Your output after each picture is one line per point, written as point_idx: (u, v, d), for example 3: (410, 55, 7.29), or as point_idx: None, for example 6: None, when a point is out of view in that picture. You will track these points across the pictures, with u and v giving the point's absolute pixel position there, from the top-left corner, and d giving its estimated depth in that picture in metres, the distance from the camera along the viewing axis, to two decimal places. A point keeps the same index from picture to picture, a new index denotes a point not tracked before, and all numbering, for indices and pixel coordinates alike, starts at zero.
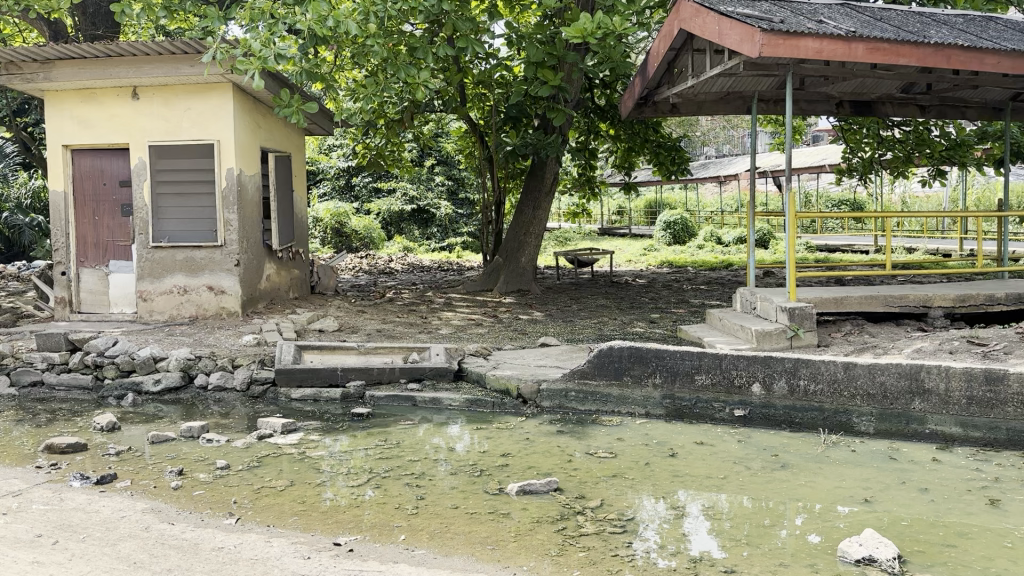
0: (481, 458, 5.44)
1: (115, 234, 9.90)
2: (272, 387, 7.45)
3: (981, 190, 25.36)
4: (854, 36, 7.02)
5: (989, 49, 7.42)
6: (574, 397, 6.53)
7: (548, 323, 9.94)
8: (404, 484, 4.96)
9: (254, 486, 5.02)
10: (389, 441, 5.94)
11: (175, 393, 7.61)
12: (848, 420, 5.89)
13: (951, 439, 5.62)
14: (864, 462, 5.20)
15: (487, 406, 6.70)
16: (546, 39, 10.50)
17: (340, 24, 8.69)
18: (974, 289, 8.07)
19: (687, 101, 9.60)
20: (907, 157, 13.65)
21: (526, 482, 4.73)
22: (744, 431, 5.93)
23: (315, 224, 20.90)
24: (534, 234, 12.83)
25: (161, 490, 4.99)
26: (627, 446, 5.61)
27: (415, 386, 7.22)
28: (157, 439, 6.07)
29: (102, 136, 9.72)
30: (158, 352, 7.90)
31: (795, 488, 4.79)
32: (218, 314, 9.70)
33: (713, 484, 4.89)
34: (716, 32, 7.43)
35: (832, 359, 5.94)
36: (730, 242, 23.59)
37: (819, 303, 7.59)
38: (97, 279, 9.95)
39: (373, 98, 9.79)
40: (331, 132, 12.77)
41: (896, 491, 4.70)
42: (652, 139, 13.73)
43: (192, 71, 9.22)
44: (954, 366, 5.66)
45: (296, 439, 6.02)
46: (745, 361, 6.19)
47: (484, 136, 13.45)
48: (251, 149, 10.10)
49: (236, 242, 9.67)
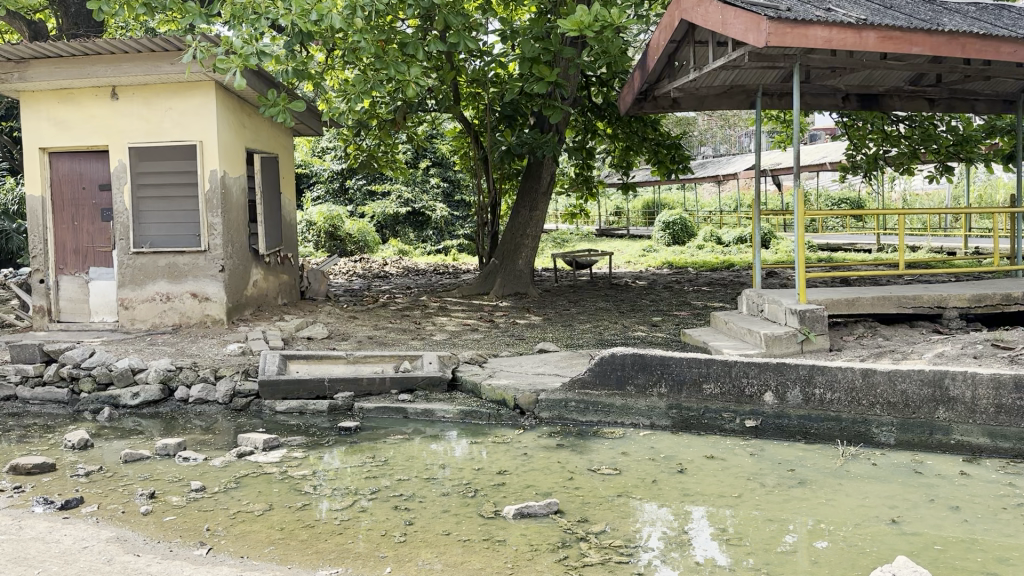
0: (475, 477, 5.06)
1: (96, 239, 9.52)
2: (256, 399, 7.08)
3: (983, 188, 25.05)
4: (865, 24, 6.65)
5: (1005, 37, 7.06)
6: (574, 408, 6.17)
7: (546, 328, 9.57)
8: (391, 507, 4.59)
9: (229, 510, 4.64)
10: (378, 458, 5.56)
11: (155, 406, 7.23)
12: (867, 430, 5.52)
13: (979, 451, 5.26)
14: (888, 477, 4.83)
15: (482, 418, 6.34)
16: (542, 34, 10.14)
17: (325, 19, 8.26)
18: (990, 288, 7.72)
19: (689, 96, 9.21)
20: (913, 153, 13.28)
21: (524, 504, 4.36)
22: (756, 443, 5.56)
23: (308, 227, 20.54)
24: (531, 236, 12.46)
25: (130, 516, 4.60)
26: (631, 461, 5.24)
27: (407, 397, 6.85)
28: (131, 458, 5.69)
29: (80, 137, 9.34)
30: (137, 363, 7.52)
31: (814, 508, 4.41)
32: (202, 322, 9.31)
33: (727, 503, 4.51)
34: (718, 22, 7.07)
35: (849, 366, 5.58)
36: (730, 241, 23.21)
37: (830, 305, 7.23)
38: (77, 287, 9.57)
39: (362, 96, 9.32)
40: (320, 133, 12.37)
41: (925, 510, 4.32)
42: (650, 137, 13.37)
43: (172, 69, 8.85)
44: (981, 372, 5.30)
45: (278, 456, 5.64)
46: (757, 369, 5.82)
47: (479, 135, 13.08)
48: (236, 150, 9.74)
49: (220, 246, 9.29)
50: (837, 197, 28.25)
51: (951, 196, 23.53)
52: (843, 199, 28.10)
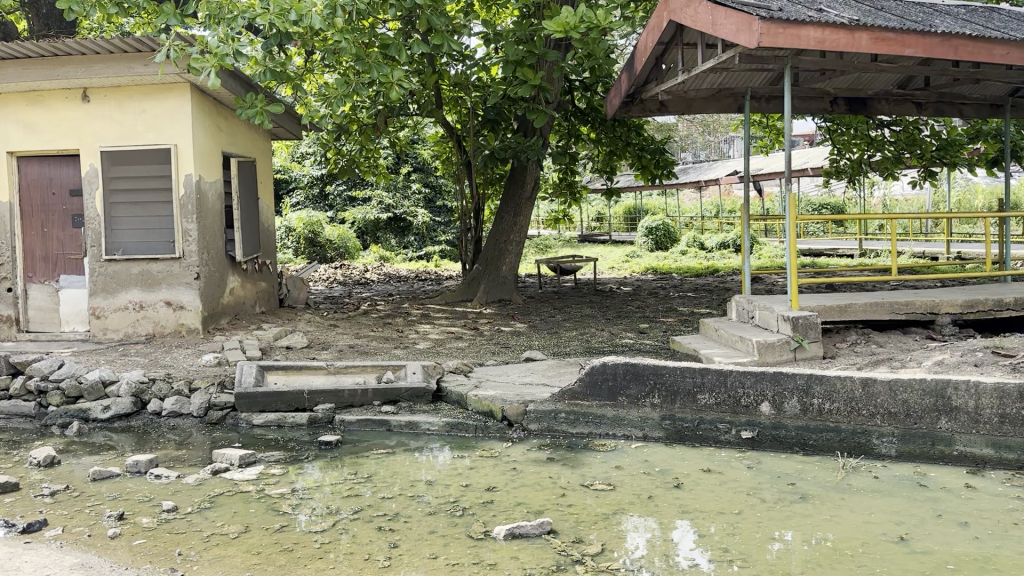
0: (463, 494, 4.83)
1: (66, 247, 9.20)
2: (232, 412, 6.82)
3: (962, 193, 25.17)
4: (859, 25, 6.51)
5: (998, 39, 6.95)
6: (564, 419, 5.97)
7: (532, 336, 9.37)
8: (375, 528, 4.35)
9: (203, 533, 4.38)
10: (361, 473, 5.32)
11: (127, 420, 6.94)
12: (867, 442, 5.37)
13: (982, 462, 5.12)
14: (892, 491, 4.66)
15: (469, 431, 6.11)
16: (526, 37, 9.90)
17: (304, 18, 8.00)
18: (982, 293, 7.64)
19: (677, 99, 9.04)
20: (897, 158, 13.22)
21: (516, 524, 4.15)
22: (752, 456, 5.39)
23: (288, 233, 20.21)
24: (514, 242, 12.23)
25: (96, 540, 4.33)
26: (625, 476, 5.04)
27: (390, 409, 6.62)
28: (99, 476, 5.42)
29: (50, 141, 9.02)
30: (107, 374, 7.23)
31: (818, 525, 4.23)
32: (177, 332, 9.02)
33: (728, 521, 4.32)
34: (708, 23, 6.92)
35: (848, 376, 5.42)
36: (714, 247, 23.09)
37: (823, 312, 7.08)
38: (47, 295, 9.24)
39: (343, 99, 9.06)
40: (299, 137, 12.09)
41: (934, 526, 4.15)
42: (634, 142, 13.17)
43: (146, 70, 8.56)
44: (984, 382, 5.15)
45: (254, 473, 5.38)
46: (753, 378, 5.63)
47: (462, 140, 12.87)
48: (212, 155, 9.46)
49: (195, 254, 9.00)
50: (818, 203, 28.28)
51: (932, 201, 23.62)
52: (824, 205, 28.15)
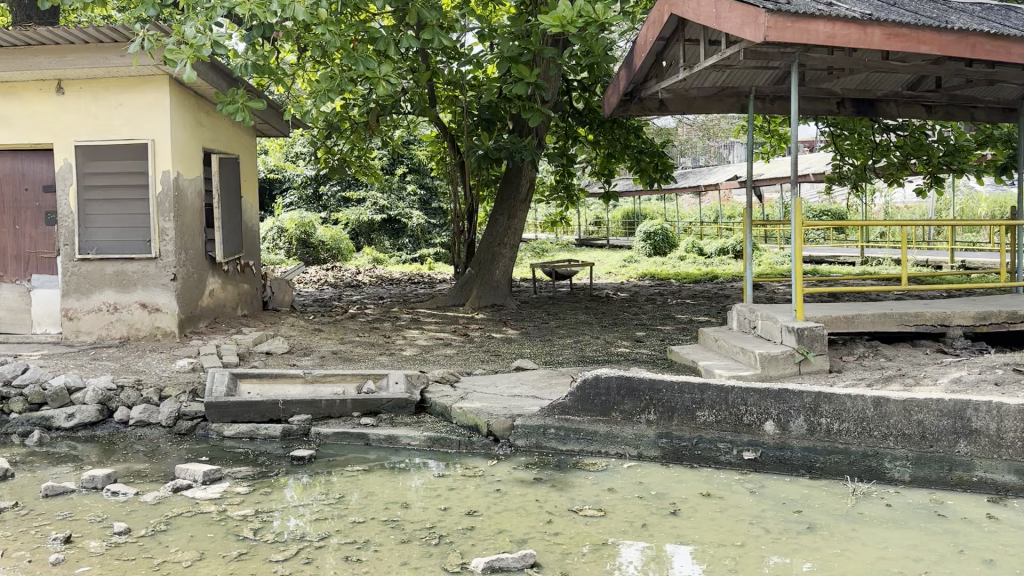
0: (441, 519, 4.44)
1: (39, 244, 8.78)
2: (203, 422, 6.42)
3: (963, 202, 24.92)
4: (871, 20, 6.13)
5: (1017, 37, 6.58)
6: (553, 436, 5.59)
7: (523, 343, 9.02)
8: (342, 558, 3.96)
9: (154, 560, 4.00)
10: (333, 494, 4.93)
11: (91, 430, 6.53)
12: (879, 465, 5.00)
13: (1004, 489, 4.75)
14: (907, 522, 4.29)
15: (452, 446, 5.72)
16: (522, 33, 9.48)
17: (286, 9, 7.51)
18: (996, 305, 7.28)
19: (677, 98, 8.67)
20: (903, 163, 12.80)
21: (496, 557, 3.76)
22: (755, 479, 5.01)
23: (279, 234, 19.65)
24: (508, 245, 11.86)
25: (35, 567, 3.93)
26: (618, 500, 4.65)
27: (370, 420, 6.24)
28: (52, 491, 5.03)
29: (22, 134, 8.63)
30: (73, 381, 6.84)
31: (829, 560, 3.85)
32: (152, 335, 8.64)
33: (731, 554, 3.92)
34: (712, 16, 6.56)
35: (860, 395, 5.05)
36: (713, 253, 22.77)
37: (829, 323, 6.68)
38: (17, 296, 8.81)
39: (327, 95, 8.57)
40: (286, 134, 11.71)
41: (957, 565, 3.77)
42: (633, 144, 12.65)
43: (121, 61, 8.12)
44: (1007, 403, 4.80)
45: (218, 491, 4.99)
46: (756, 396, 5.27)
47: (456, 139, 12.50)
48: (191, 151, 9.09)
49: (172, 254, 8.61)
50: (818, 210, 28.00)
51: (934, 209, 23.35)
52: (824, 211, 27.87)
